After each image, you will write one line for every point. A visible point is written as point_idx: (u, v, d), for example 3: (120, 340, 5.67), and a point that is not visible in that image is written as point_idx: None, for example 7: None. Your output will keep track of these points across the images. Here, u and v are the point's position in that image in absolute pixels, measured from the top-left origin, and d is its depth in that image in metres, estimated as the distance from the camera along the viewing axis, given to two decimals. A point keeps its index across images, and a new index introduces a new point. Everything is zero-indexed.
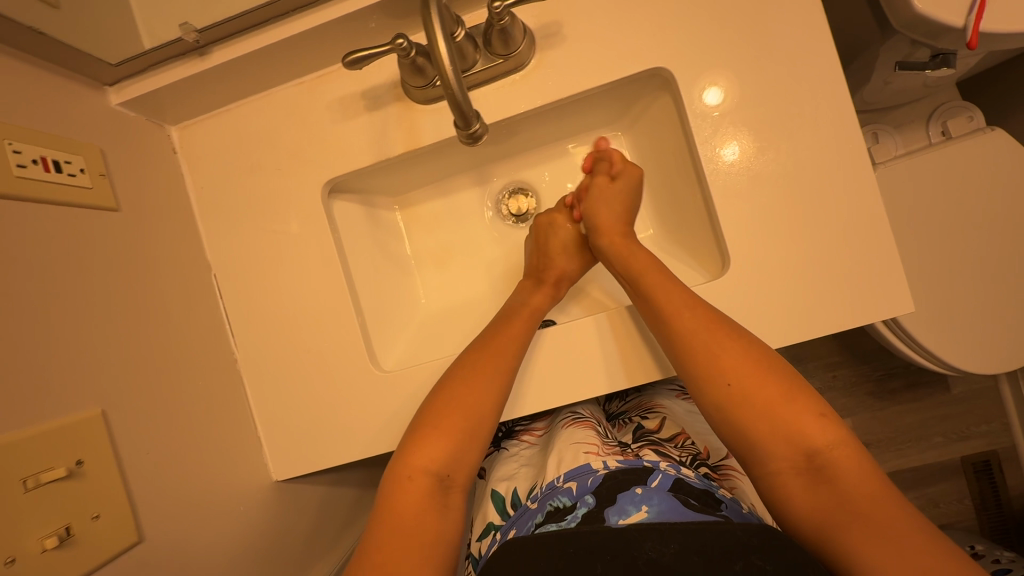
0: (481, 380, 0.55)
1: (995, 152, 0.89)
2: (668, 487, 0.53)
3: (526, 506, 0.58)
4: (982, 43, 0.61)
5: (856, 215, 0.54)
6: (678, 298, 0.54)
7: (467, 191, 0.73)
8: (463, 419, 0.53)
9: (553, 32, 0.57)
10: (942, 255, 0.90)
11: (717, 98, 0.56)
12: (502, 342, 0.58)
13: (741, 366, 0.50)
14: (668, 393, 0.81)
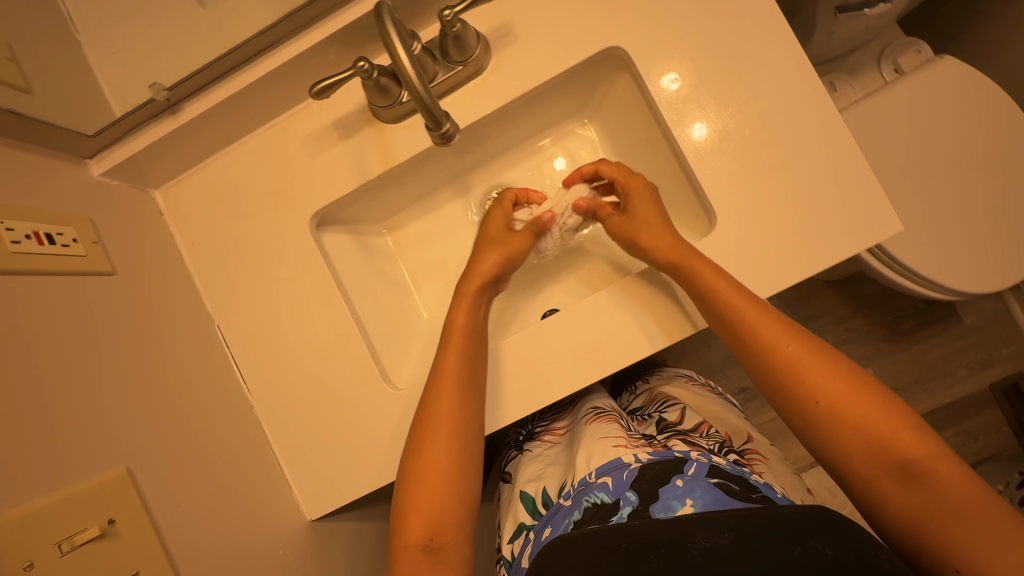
0: (434, 433, 0.53)
1: (949, 78, 0.92)
2: (707, 474, 0.52)
3: (559, 504, 0.57)
4: None
5: (832, 147, 0.55)
6: (755, 307, 0.52)
7: (451, 204, 0.75)
8: (437, 474, 0.52)
9: (505, 33, 0.59)
10: (921, 187, 0.92)
11: (672, 82, 0.58)
12: (443, 387, 0.55)
13: (829, 380, 0.48)
14: (683, 384, 0.84)
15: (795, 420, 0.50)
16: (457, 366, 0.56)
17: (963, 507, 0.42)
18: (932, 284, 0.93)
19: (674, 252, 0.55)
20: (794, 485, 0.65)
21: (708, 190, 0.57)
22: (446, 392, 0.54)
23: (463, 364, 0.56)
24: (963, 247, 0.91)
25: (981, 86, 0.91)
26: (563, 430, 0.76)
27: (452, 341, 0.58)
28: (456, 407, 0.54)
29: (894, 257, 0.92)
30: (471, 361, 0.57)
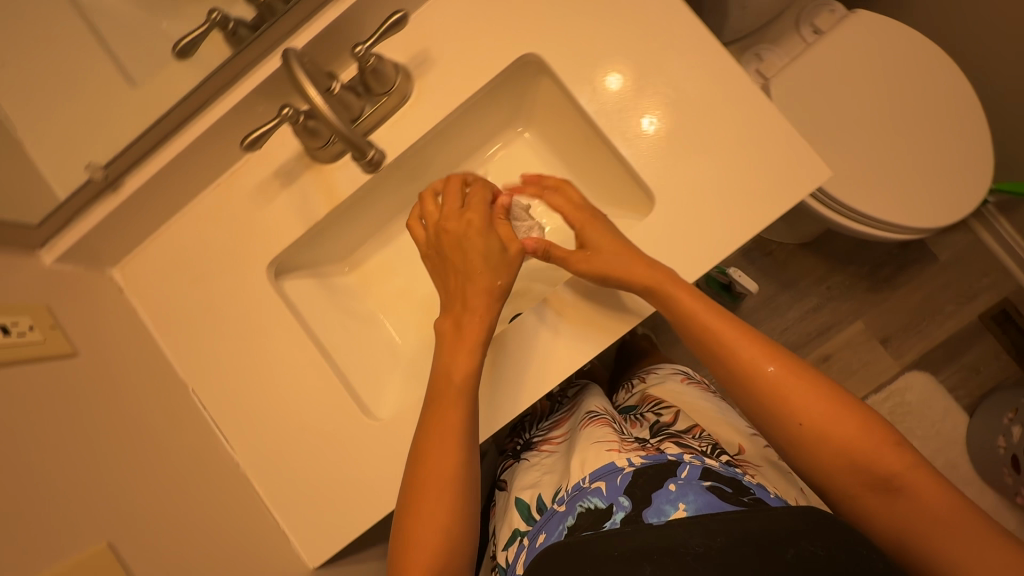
0: (434, 495, 0.50)
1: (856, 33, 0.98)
2: (700, 476, 0.54)
3: (553, 509, 0.59)
4: None
5: (748, 110, 0.58)
6: (729, 336, 0.54)
7: (407, 232, 0.76)
8: (434, 534, 0.49)
9: (423, 59, 0.61)
10: (858, 138, 0.96)
11: (618, 82, 0.60)
12: (442, 446, 0.52)
13: (814, 403, 0.51)
14: (678, 383, 0.85)
15: (785, 441, 0.52)
16: (461, 423, 0.52)
17: (944, 515, 0.46)
18: (893, 227, 0.95)
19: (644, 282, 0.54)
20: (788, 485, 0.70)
21: (641, 170, 0.58)
22: (449, 453, 0.51)
23: (465, 422, 0.53)
24: (915, 187, 0.95)
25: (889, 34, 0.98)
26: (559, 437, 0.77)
27: (447, 392, 0.54)
28: (457, 466, 0.52)
29: (851, 209, 0.95)
30: (468, 418, 0.53)
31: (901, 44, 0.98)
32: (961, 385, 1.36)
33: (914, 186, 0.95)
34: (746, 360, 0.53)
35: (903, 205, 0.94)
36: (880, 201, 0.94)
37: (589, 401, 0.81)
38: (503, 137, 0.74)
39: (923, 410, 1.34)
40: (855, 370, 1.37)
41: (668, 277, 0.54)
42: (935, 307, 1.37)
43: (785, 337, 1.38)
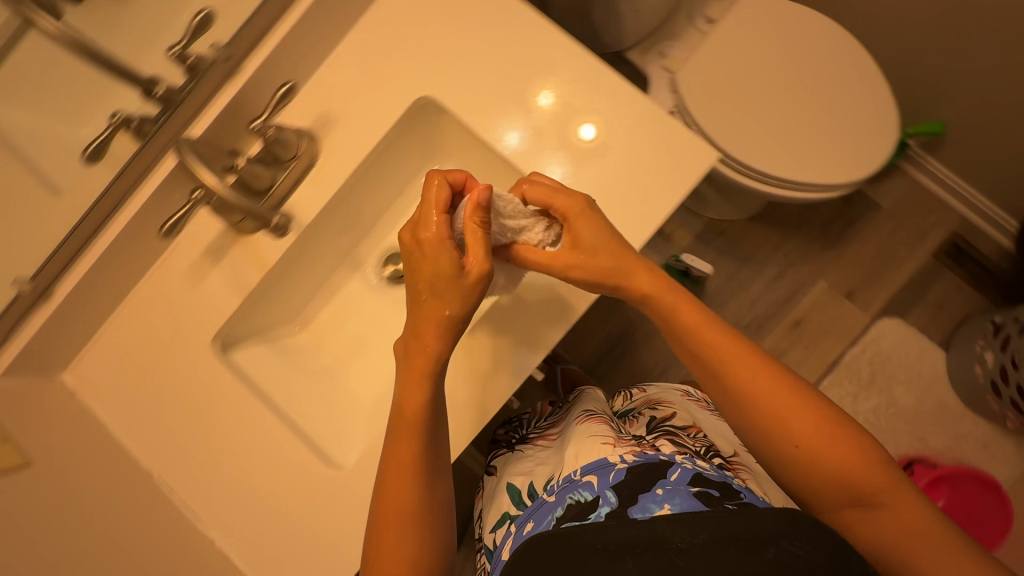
0: (394, 527, 0.52)
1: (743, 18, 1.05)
2: (689, 481, 0.55)
3: (543, 499, 0.62)
4: None
5: (632, 111, 0.62)
6: (718, 356, 0.57)
7: (349, 281, 0.78)
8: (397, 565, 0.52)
9: (324, 120, 0.64)
10: (766, 110, 1.02)
11: (549, 98, 0.63)
12: (397, 482, 0.53)
13: (807, 420, 0.53)
14: (683, 397, 0.90)
15: (778, 454, 0.55)
16: (412, 457, 0.53)
17: (918, 530, 0.50)
18: (816, 186, 1.01)
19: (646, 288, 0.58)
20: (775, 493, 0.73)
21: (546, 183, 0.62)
22: (403, 487, 0.53)
23: (415, 458, 0.53)
24: (829, 145, 1.00)
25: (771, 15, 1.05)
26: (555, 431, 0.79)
27: (399, 425, 0.54)
28: (414, 499, 0.53)
29: (774, 177, 1.01)
30: (424, 448, 0.54)
31: (790, 19, 1.05)
32: (932, 322, 1.38)
33: (830, 146, 1.00)
34: (736, 373, 0.56)
35: (820, 164, 1.00)
36: (798, 164, 1.00)
37: (588, 398, 0.84)
38: (422, 176, 0.77)
39: (900, 354, 1.37)
40: (828, 328, 1.39)
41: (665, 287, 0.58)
42: (890, 253, 1.41)
43: (754, 310, 1.40)
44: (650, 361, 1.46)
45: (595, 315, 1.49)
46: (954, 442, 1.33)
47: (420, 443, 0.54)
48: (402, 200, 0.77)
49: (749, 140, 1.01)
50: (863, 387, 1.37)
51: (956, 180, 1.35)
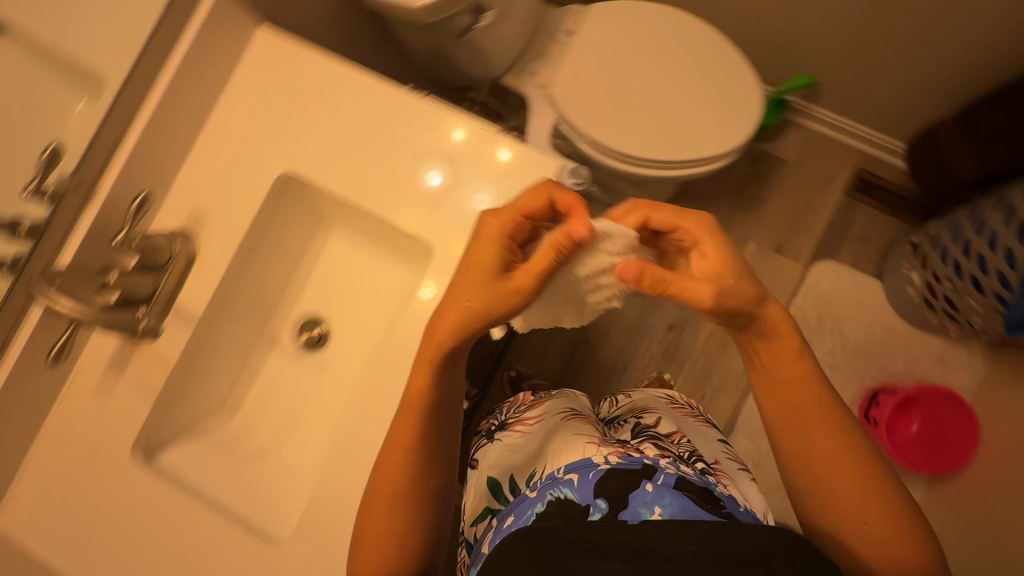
0: (386, 504, 0.57)
1: (596, 24, 1.11)
2: (673, 484, 0.61)
3: (524, 495, 0.67)
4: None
5: (474, 144, 0.67)
6: (793, 388, 0.59)
7: (268, 358, 0.80)
8: (380, 547, 0.56)
9: (196, 218, 0.67)
10: (638, 103, 1.08)
11: (463, 135, 0.67)
12: (392, 461, 0.57)
13: (822, 431, 0.58)
14: (666, 405, 0.97)
15: (789, 449, 0.59)
16: (408, 441, 0.57)
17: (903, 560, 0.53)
18: (703, 161, 1.07)
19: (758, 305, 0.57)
20: (759, 499, 0.81)
21: (412, 228, 0.66)
22: (393, 466, 0.57)
23: (411, 443, 0.56)
24: (704, 121, 1.06)
25: (620, 16, 1.12)
26: (532, 420, 0.81)
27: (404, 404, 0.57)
28: (404, 483, 0.57)
29: (663, 163, 1.07)
30: (423, 436, 0.57)
31: (636, 15, 1.11)
32: (861, 256, 1.44)
33: (704, 121, 1.06)
34: (808, 409, 0.58)
35: (700, 140, 1.06)
36: (681, 146, 1.06)
37: (570, 396, 0.89)
38: (313, 243, 0.80)
39: (840, 294, 1.41)
40: (767, 285, 1.44)
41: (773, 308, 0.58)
42: (806, 201, 1.47)
43: None
44: (611, 356, 1.49)
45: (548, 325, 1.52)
46: (911, 365, 1.37)
47: (414, 426, 0.57)
48: (299, 269, 0.80)
49: (630, 135, 1.07)
50: (814, 333, 1.41)
51: (845, 121, 1.41)
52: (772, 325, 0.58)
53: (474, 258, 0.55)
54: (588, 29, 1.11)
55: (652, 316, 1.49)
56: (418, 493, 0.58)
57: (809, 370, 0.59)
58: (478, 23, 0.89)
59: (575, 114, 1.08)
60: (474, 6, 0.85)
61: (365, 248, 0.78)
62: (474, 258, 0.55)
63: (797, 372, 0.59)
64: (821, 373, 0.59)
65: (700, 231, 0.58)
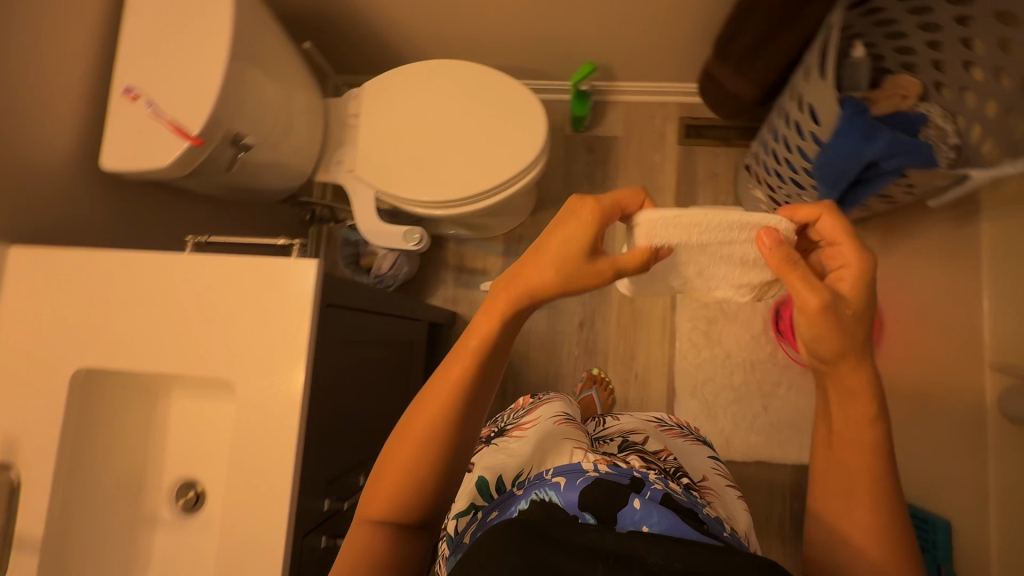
0: (418, 441, 0.54)
1: (373, 97, 1.18)
2: (659, 499, 0.62)
3: (513, 493, 0.68)
4: (218, 131, 0.85)
5: (232, 272, 0.68)
6: (858, 449, 0.59)
7: (149, 538, 0.75)
8: (397, 484, 0.55)
9: (8, 446, 0.68)
10: (435, 151, 1.14)
11: None
12: (432, 403, 0.55)
13: (857, 458, 0.58)
14: (654, 428, 1.04)
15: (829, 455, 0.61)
16: (459, 385, 0.54)
17: None
18: (514, 179, 1.13)
19: (836, 354, 0.57)
20: (740, 515, 0.86)
21: (209, 370, 0.67)
22: (435, 412, 0.54)
23: (467, 389, 0.54)
24: (499, 144, 1.13)
25: (390, 81, 1.18)
26: (528, 426, 0.91)
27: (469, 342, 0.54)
28: (446, 421, 0.54)
29: (479, 195, 1.13)
30: (474, 388, 0.55)
31: (402, 77, 1.18)
32: (717, 192, 1.51)
33: (501, 142, 1.13)
34: (860, 477, 0.58)
35: (502, 162, 1.12)
36: (487, 175, 1.12)
37: (564, 402, 1.00)
38: (141, 415, 0.77)
39: None
40: None
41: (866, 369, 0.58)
42: (649, 164, 1.55)
43: None
44: (541, 374, 1.52)
45: None
46: None
47: (469, 373, 0.54)
48: (144, 444, 0.77)
49: (440, 183, 1.13)
50: None
51: (649, 84, 1.51)
52: (856, 382, 0.58)
53: (563, 232, 0.55)
54: (368, 104, 1.18)
55: (562, 320, 1.53)
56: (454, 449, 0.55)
57: (874, 444, 0.58)
58: (245, 151, 0.93)
59: (386, 183, 1.14)
60: (231, 140, 0.90)
61: (195, 397, 0.77)
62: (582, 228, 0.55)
63: (867, 442, 0.58)
64: (889, 449, 0.59)
65: (854, 256, 0.58)
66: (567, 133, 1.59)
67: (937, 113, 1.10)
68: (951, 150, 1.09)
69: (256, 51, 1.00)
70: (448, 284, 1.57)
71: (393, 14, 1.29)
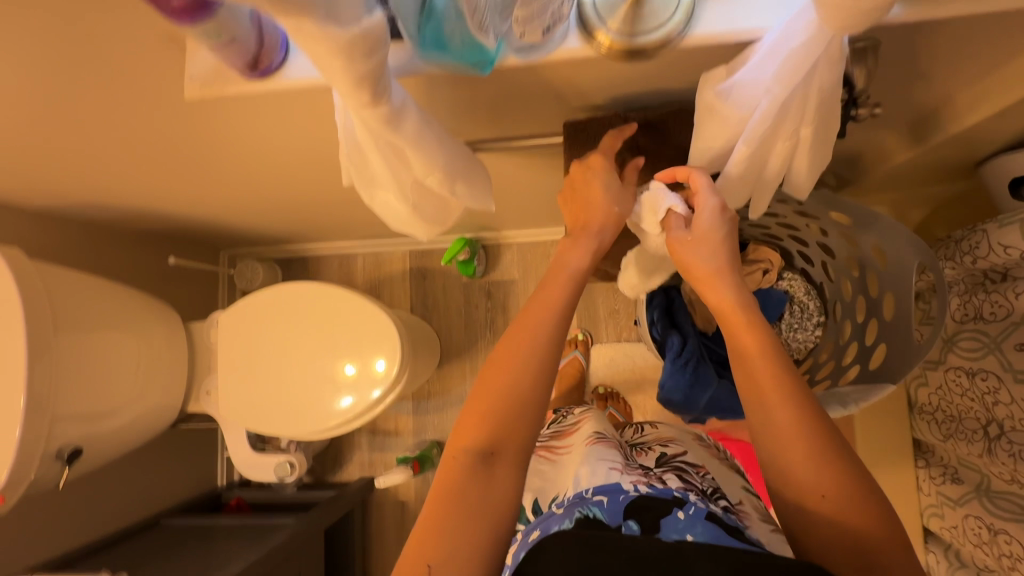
0: (523, 357, 0.53)
1: (230, 323, 1.16)
2: (704, 516, 0.56)
3: (553, 514, 0.62)
4: (19, 474, 0.88)
5: None
6: (774, 386, 0.50)
7: None
8: (497, 401, 0.51)
9: None
10: (299, 376, 1.13)
11: None
12: (535, 320, 0.55)
13: (757, 361, 0.52)
14: (691, 441, 0.96)
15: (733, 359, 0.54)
16: (558, 304, 0.56)
17: (859, 522, 0.45)
18: (382, 397, 1.11)
19: (704, 279, 0.57)
20: (779, 539, 0.70)
21: None
22: (532, 332, 0.54)
23: (562, 306, 0.56)
24: (362, 358, 1.11)
25: (241, 310, 1.16)
26: (560, 447, 0.87)
27: (556, 273, 0.58)
28: (544, 336, 0.54)
29: (350, 419, 1.11)
30: (564, 307, 0.56)
31: (249, 308, 1.16)
32: (619, 329, 1.49)
33: (359, 343, 1.12)
34: (769, 380, 0.51)
35: (366, 384, 1.10)
36: (353, 399, 1.10)
37: (596, 418, 0.93)
38: None
39: (618, 371, 1.48)
40: None
41: (719, 295, 0.56)
42: None
43: None
44: None
45: (394, 535, 1.49)
46: None
47: (559, 287, 0.57)
48: None
49: (306, 411, 1.11)
50: None
51: (534, 229, 1.48)
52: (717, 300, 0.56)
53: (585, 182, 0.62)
54: (223, 336, 1.17)
55: None
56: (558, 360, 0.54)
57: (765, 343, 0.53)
58: (76, 459, 0.99)
59: (250, 418, 1.13)
60: (55, 455, 0.95)
61: None
62: (598, 177, 0.62)
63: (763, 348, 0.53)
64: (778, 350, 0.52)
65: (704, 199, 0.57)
66: (463, 280, 1.56)
67: (799, 288, 1.03)
68: (816, 327, 1.03)
69: (81, 345, 0.99)
70: (362, 448, 1.55)
71: (250, 220, 1.28)
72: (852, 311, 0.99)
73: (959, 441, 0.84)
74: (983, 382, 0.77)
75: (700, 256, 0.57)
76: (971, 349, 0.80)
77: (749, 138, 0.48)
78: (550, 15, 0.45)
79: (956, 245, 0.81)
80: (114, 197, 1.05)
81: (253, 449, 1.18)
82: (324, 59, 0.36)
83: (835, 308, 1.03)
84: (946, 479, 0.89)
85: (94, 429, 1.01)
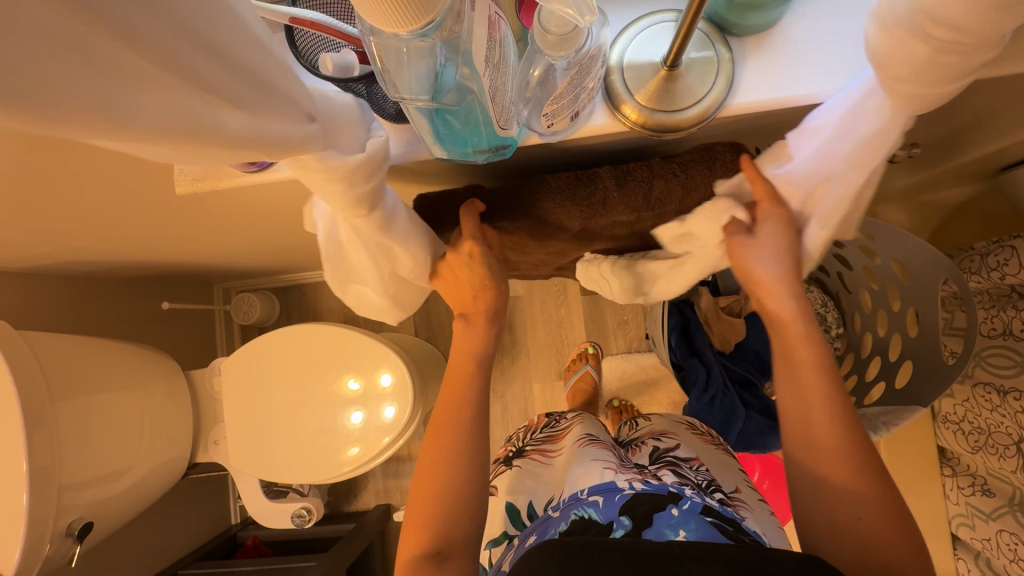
0: (441, 450, 0.59)
1: (233, 368, 1.13)
2: (699, 510, 0.57)
3: (550, 515, 0.63)
4: (30, 559, 0.84)
5: None
6: (822, 402, 0.54)
7: None
8: (431, 494, 0.57)
9: None
10: (308, 417, 1.10)
11: None
12: (443, 419, 0.61)
13: (817, 383, 0.55)
14: (684, 429, 0.84)
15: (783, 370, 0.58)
16: (458, 398, 0.63)
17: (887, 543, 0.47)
18: (396, 435, 1.08)
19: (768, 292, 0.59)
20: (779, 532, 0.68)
21: None
22: (443, 428, 0.61)
23: (466, 403, 0.62)
24: (369, 396, 1.08)
25: (242, 356, 1.12)
26: (552, 450, 0.82)
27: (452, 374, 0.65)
28: (456, 427, 0.60)
29: (365, 462, 1.08)
30: (470, 396, 0.63)
31: (250, 353, 1.12)
32: (629, 340, 1.47)
33: (362, 357, 1.10)
34: (819, 401, 0.54)
35: (376, 424, 1.08)
36: (365, 438, 1.08)
37: (589, 422, 0.87)
38: None
39: (631, 384, 1.46)
40: None
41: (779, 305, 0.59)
42: (556, 319, 1.49)
43: None
44: None
45: None
46: None
47: (467, 382, 0.64)
48: None
49: (318, 454, 1.08)
50: None
51: None
52: (780, 313, 0.59)
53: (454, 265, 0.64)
54: (225, 381, 1.13)
55: None
56: (479, 447, 0.60)
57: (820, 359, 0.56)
58: (87, 531, 0.95)
59: (261, 467, 1.10)
60: (65, 532, 0.91)
61: None
62: (462, 251, 0.63)
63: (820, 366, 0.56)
64: (832, 368, 0.56)
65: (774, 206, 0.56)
66: None
67: (816, 300, 1.02)
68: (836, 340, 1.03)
69: (83, 411, 0.95)
70: (377, 476, 1.53)
71: (246, 258, 1.24)
72: (870, 319, 0.97)
73: (988, 454, 0.83)
74: (1015, 402, 0.76)
75: (765, 271, 0.58)
76: (1002, 365, 0.78)
77: (823, 222, 0.55)
78: (578, 103, 0.45)
79: (981, 257, 0.79)
80: (102, 253, 1.00)
81: (269, 496, 1.16)
82: (326, 183, 0.43)
83: (852, 318, 1.02)
84: (976, 491, 0.89)
85: (104, 496, 0.98)
